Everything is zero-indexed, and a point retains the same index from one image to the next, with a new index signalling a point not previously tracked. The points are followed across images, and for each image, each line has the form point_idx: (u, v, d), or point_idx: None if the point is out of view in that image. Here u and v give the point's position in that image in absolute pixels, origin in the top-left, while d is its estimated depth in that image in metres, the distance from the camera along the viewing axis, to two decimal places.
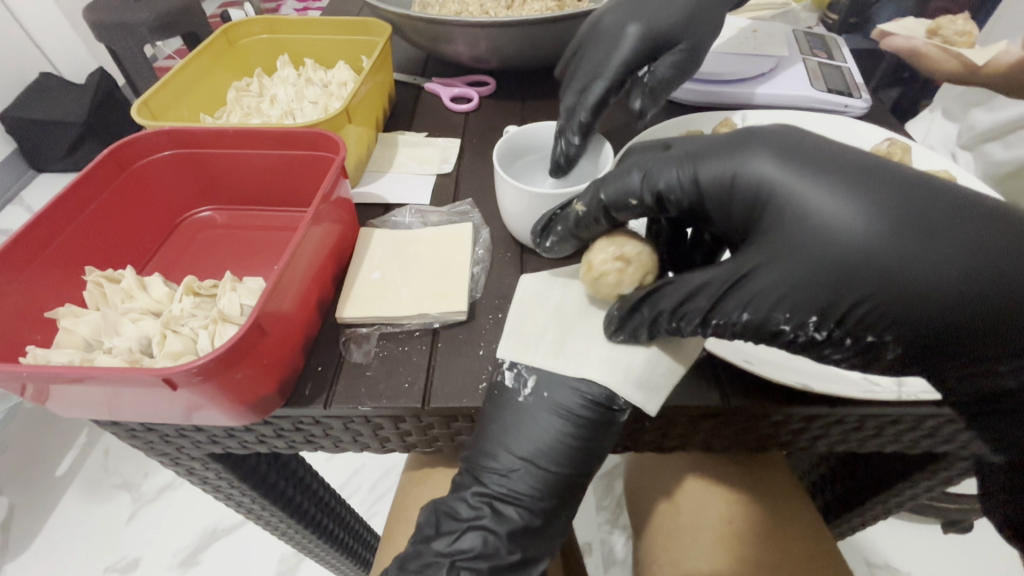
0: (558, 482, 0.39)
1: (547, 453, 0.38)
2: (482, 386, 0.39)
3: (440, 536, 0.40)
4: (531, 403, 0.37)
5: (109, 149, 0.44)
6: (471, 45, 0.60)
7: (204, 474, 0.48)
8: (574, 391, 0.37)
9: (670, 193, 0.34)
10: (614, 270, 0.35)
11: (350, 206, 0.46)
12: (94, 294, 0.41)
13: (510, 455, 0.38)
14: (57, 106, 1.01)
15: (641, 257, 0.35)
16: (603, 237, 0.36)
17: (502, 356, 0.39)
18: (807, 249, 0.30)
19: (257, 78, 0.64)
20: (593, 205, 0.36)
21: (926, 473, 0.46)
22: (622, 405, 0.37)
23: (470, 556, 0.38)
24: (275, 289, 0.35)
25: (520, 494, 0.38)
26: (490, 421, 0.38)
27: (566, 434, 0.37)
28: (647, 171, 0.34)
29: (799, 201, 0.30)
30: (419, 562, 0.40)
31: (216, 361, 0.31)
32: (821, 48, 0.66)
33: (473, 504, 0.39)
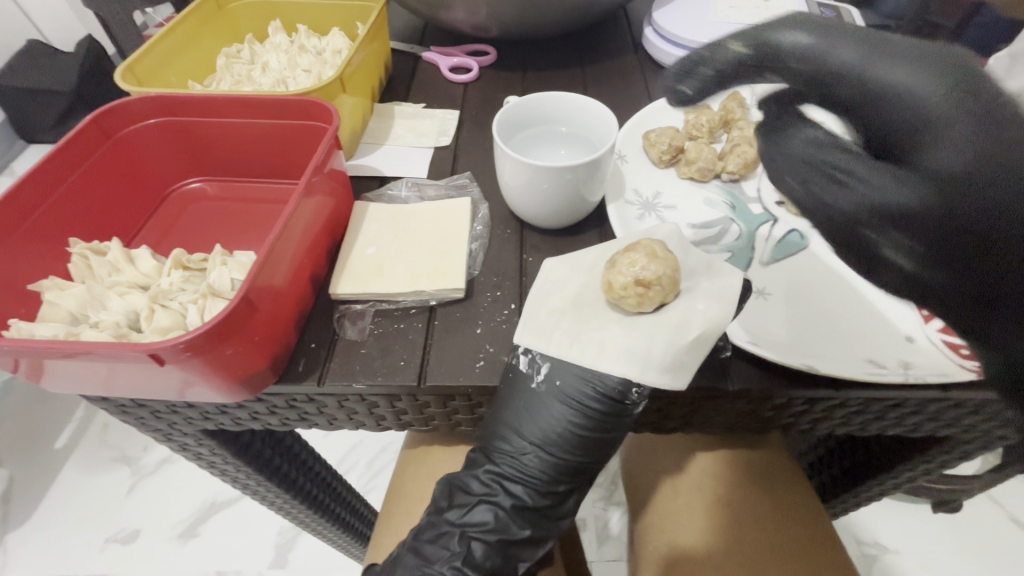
0: (566, 468, 0.39)
1: (560, 436, 0.38)
2: (479, 365, 0.38)
3: (452, 507, 0.41)
4: (543, 391, 0.38)
5: (93, 115, 0.42)
6: (471, 12, 0.58)
7: (197, 450, 0.48)
8: (592, 374, 0.37)
9: (825, 46, 0.29)
10: (658, 286, 0.35)
11: (344, 178, 0.45)
12: (78, 266, 0.39)
13: (522, 438, 0.39)
14: (43, 74, 0.98)
15: (662, 280, 0.35)
16: (626, 253, 0.36)
17: (518, 342, 0.38)
18: (935, 112, 0.26)
19: (248, 44, 0.61)
20: (759, 51, 0.31)
21: (924, 458, 0.46)
22: (635, 398, 0.36)
23: (481, 529, 0.39)
24: (266, 262, 0.34)
25: (531, 476, 0.39)
26: (507, 403, 0.38)
27: (575, 423, 0.38)
28: (836, 37, 0.29)
29: (958, 149, 0.25)
30: (433, 531, 0.41)
31: (204, 337, 0.30)
32: (834, 20, 0.64)
33: (484, 480, 0.40)
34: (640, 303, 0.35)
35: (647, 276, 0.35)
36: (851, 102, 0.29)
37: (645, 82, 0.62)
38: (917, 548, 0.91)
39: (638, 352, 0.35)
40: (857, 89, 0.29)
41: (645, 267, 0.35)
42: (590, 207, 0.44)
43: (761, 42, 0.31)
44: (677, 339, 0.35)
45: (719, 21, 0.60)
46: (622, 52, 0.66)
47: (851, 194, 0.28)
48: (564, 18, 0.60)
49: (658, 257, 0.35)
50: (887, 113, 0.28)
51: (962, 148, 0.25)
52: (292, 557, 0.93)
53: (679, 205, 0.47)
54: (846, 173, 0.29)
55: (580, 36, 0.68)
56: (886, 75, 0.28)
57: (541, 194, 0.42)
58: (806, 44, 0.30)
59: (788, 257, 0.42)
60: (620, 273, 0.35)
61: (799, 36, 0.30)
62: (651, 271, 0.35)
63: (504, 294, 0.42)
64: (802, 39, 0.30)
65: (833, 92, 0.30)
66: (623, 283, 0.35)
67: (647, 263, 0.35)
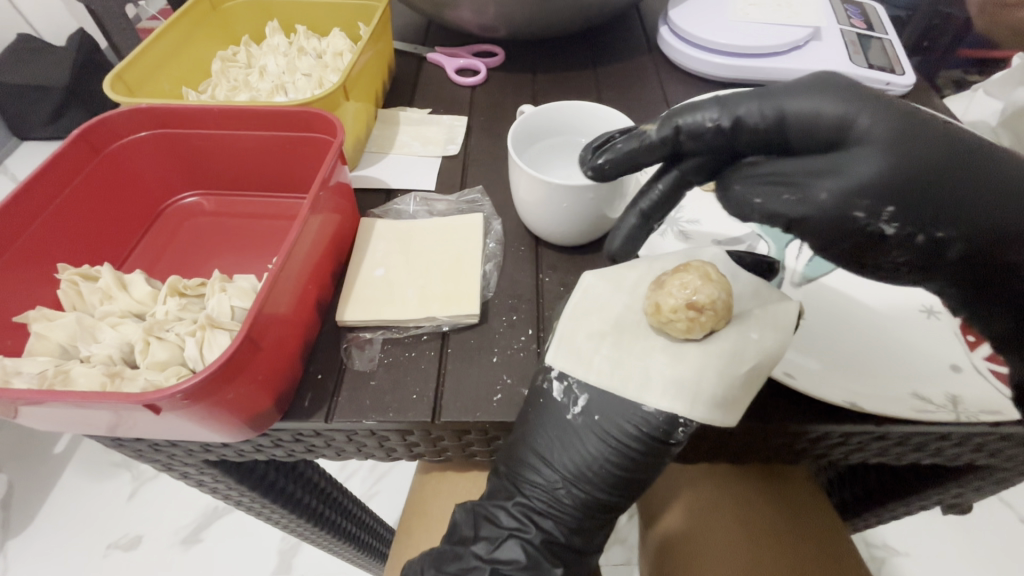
0: (597, 502, 0.37)
1: (595, 473, 0.35)
2: (497, 399, 0.36)
3: (479, 539, 0.39)
4: (578, 423, 0.35)
5: (80, 130, 0.40)
6: (478, 11, 0.55)
7: (199, 478, 0.46)
8: (635, 412, 0.33)
9: (725, 111, 0.32)
10: (711, 312, 0.32)
11: (349, 193, 0.42)
12: (68, 293, 0.37)
13: (555, 471, 0.36)
14: (34, 68, 0.94)
15: (716, 305, 0.32)
16: (675, 276, 0.33)
17: (553, 364, 0.35)
18: (823, 119, 0.30)
19: (244, 47, 0.58)
20: (660, 149, 0.34)
21: (958, 482, 0.44)
22: (679, 438, 0.33)
23: (513, 567, 0.37)
24: (271, 293, 0.32)
25: (562, 508, 0.37)
26: (538, 431, 0.35)
27: (611, 461, 0.35)
28: (722, 103, 0.32)
29: (875, 122, 0.29)
30: (458, 564, 0.39)
31: (203, 383, 0.28)
32: (859, 18, 0.61)
33: (514, 514, 0.38)
34: (689, 330, 0.32)
35: (700, 299, 0.32)
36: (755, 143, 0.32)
37: (661, 84, 0.59)
38: (930, 552, 0.89)
39: (685, 385, 0.32)
40: (762, 122, 0.31)
41: (697, 290, 0.32)
42: (609, 223, 0.41)
43: (675, 126, 0.33)
44: (728, 368, 0.32)
45: (739, 20, 0.57)
46: (635, 51, 0.63)
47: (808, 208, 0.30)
48: (576, 17, 0.58)
49: (712, 280, 0.32)
50: (793, 133, 0.31)
51: (861, 127, 0.29)
52: (296, 563, 0.92)
53: (702, 219, 0.45)
54: (790, 198, 0.31)
55: (592, 34, 0.65)
56: (765, 110, 0.31)
57: (561, 213, 0.40)
58: (692, 124, 0.32)
59: (819, 277, 0.40)
60: (670, 294, 0.32)
61: (711, 112, 0.32)
62: (705, 294, 0.32)
63: (521, 319, 0.40)
64: (716, 116, 0.32)
65: (738, 142, 0.33)
66: (673, 306, 0.32)
67: (701, 286, 0.32)
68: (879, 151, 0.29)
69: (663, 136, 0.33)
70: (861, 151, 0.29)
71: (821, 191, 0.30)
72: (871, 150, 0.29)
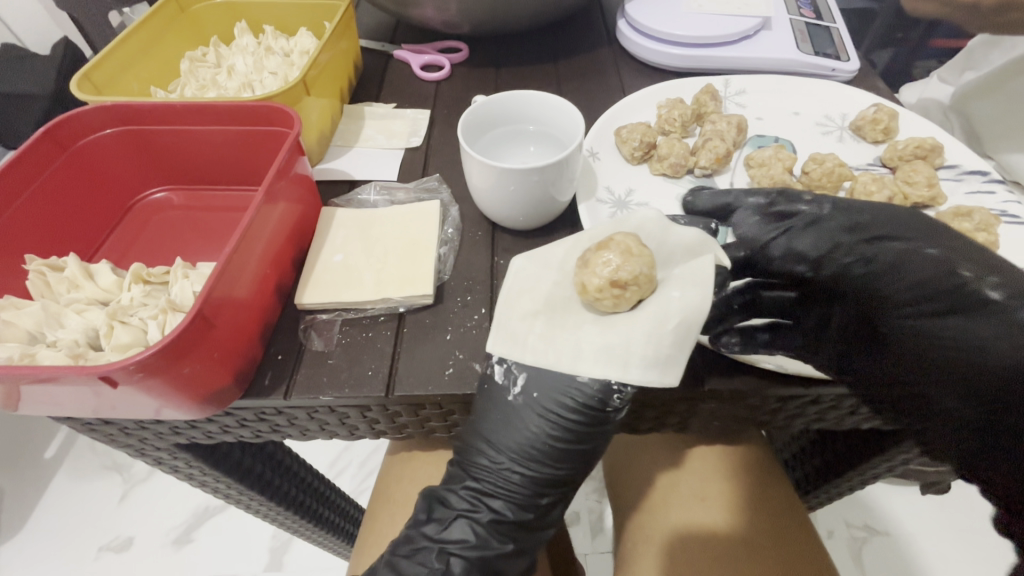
0: (547, 479, 0.40)
1: (539, 447, 0.38)
2: (449, 372, 0.38)
3: (430, 521, 0.41)
4: (520, 403, 0.38)
5: (45, 127, 0.41)
6: (440, 8, 0.57)
7: (174, 463, 0.47)
8: (571, 384, 0.37)
9: (840, 208, 0.37)
10: (634, 287, 0.35)
11: (310, 182, 0.44)
12: (35, 283, 0.38)
13: (500, 452, 0.39)
14: (18, 78, 0.96)
15: (639, 280, 0.34)
16: (598, 253, 0.35)
17: (492, 351, 0.37)
18: (923, 272, 0.34)
19: (213, 46, 0.60)
20: (757, 233, 0.38)
21: (899, 447, 0.46)
22: (616, 405, 0.36)
23: (461, 546, 0.40)
24: (224, 275, 0.33)
25: (512, 489, 0.39)
26: (484, 413, 0.38)
27: (551, 434, 0.38)
28: (829, 206, 0.38)
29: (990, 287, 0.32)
30: (410, 547, 0.41)
31: (158, 357, 0.29)
32: (809, 8, 0.63)
33: (465, 497, 0.40)
34: (616, 304, 0.35)
35: (622, 277, 0.34)
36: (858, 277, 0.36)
37: (620, 75, 0.61)
38: (909, 529, 0.91)
39: (616, 350, 0.35)
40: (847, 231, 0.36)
41: (620, 267, 0.34)
42: (559, 207, 0.43)
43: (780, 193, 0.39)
44: (655, 330, 0.34)
45: (693, 12, 0.59)
46: (597, 44, 0.65)
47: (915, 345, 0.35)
48: (536, 11, 0.59)
49: (633, 255, 0.35)
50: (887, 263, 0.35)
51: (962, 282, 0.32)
52: (287, 560, 0.93)
53: (651, 202, 0.47)
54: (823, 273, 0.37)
55: (555, 30, 0.67)
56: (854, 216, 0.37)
57: (510, 197, 0.42)
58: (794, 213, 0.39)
59: None
60: (595, 273, 0.35)
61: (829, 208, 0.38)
62: (627, 271, 0.34)
63: (475, 299, 0.42)
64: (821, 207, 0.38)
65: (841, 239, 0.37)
66: (599, 285, 0.35)
67: (622, 264, 0.34)
68: (997, 329, 0.32)
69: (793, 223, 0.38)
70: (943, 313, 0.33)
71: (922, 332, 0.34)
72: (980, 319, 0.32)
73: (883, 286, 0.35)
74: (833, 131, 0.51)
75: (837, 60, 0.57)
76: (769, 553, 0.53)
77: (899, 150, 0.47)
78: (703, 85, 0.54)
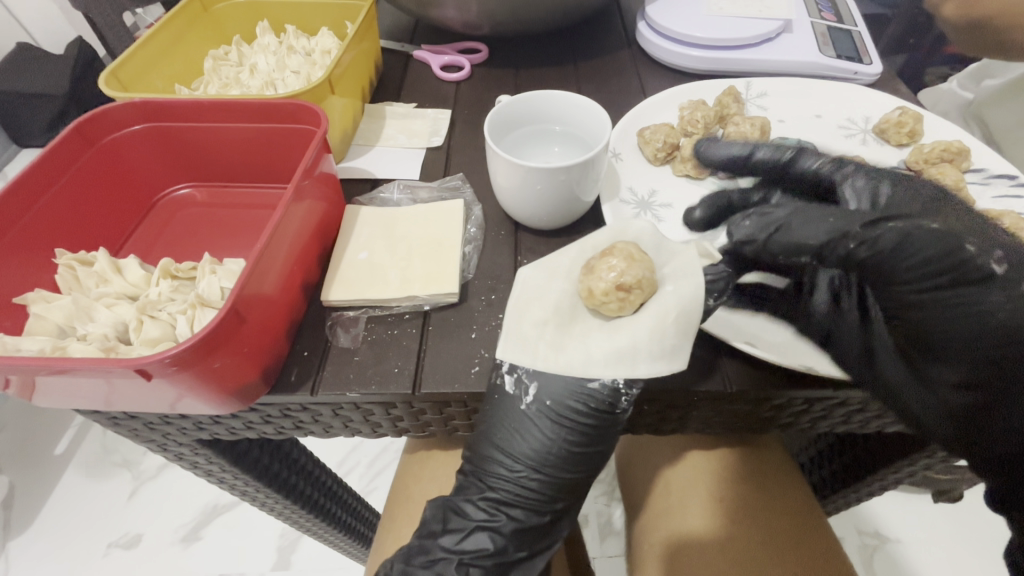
0: (563, 484, 0.40)
1: (555, 454, 0.38)
2: (474, 371, 0.38)
3: (446, 533, 0.41)
4: (531, 411, 0.38)
5: (75, 123, 0.42)
6: (461, 9, 0.57)
7: (194, 459, 0.48)
8: (582, 390, 0.37)
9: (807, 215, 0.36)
10: (638, 290, 0.36)
11: (335, 181, 0.44)
12: (65, 277, 0.39)
13: (516, 461, 0.39)
14: (35, 76, 0.96)
15: (642, 284, 0.36)
16: (600, 264, 0.37)
17: (502, 357, 0.36)
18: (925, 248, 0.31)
19: (235, 46, 0.60)
20: (775, 219, 0.36)
21: (924, 452, 0.46)
22: (625, 407, 0.37)
23: (477, 555, 0.39)
24: (255, 272, 0.33)
25: (526, 496, 0.39)
26: (501, 424, 0.38)
27: (567, 440, 0.38)
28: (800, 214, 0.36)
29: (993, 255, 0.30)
30: (425, 557, 0.40)
31: (191, 352, 0.30)
32: (829, 11, 0.63)
33: (482, 507, 0.40)
34: (621, 307, 0.36)
35: (626, 280, 0.35)
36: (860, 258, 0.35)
37: (639, 77, 0.61)
38: (923, 538, 0.90)
39: (624, 352, 0.35)
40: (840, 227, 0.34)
41: (623, 271, 0.36)
42: (583, 207, 0.43)
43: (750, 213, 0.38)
44: (658, 325, 0.35)
45: (714, 14, 0.59)
46: (615, 47, 0.65)
47: (926, 325, 0.33)
48: (557, 12, 0.59)
49: (635, 261, 0.36)
50: (889, 258, 0.32)
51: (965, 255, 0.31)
52: (295, 559, 0.93)
53: (674, 203, 0.47)
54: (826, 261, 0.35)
55: (573, 32, 0.67)
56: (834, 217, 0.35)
57: (535, 196, 0.42)
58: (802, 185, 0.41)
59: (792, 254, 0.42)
60: (600, 278, 0.36)
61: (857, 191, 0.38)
62: (630, 276, 0.35)
63: (498, 298, 0.41)
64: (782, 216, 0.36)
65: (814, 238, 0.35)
66: (604, 290, 0.36)
67: (625, 268, 0.36)
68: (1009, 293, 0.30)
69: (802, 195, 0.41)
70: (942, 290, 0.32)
71: (928, 309, 0.32)
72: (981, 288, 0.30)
73: (883, 270, 0.33)
74: (856, 134, 0.51)
75: (859, 63, 0.57)
76: (790, 559, 0.53)
77: (925, 153, 0.47)
78: (725, 87, 0.54)
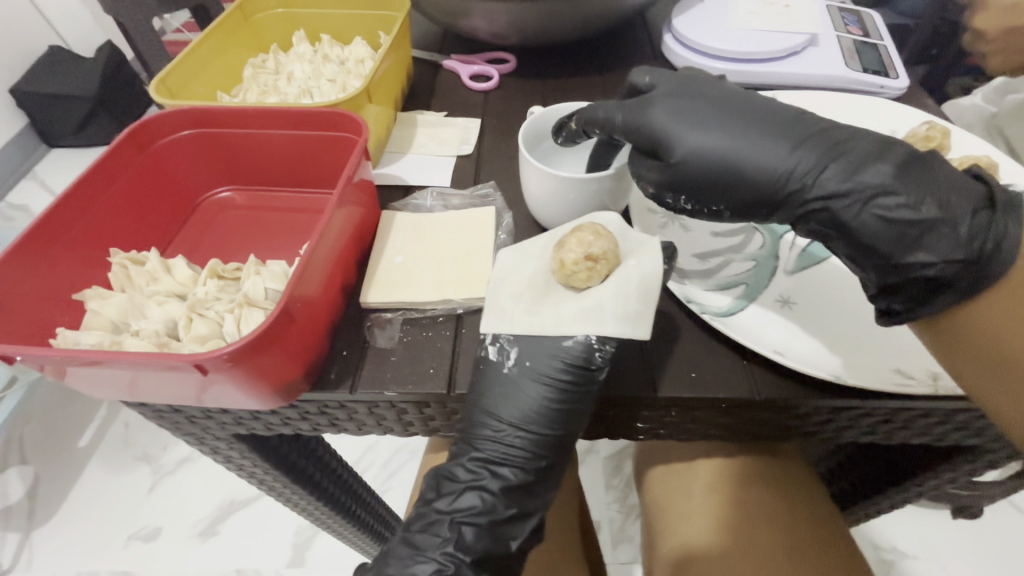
0: (550, 443, 0.39)
1: (538, 413, 0.38)
2: (468, 366, 0.39)
3: (441, 496, 0.40)
4: (515, 373, 0.38)
5: (131, 129, 0.44)
6: (492, 20, 0.59)
7: (228, 453, 0.49)
8: (559, 349, 0.37)
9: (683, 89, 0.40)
10: (605, 260, 0.37)
11: (372, 188, 0.46)
12: (118, 276, 0.41)
13: (501, 421, 0.38)
14: (69, 80, 1.00)
15: (607, 254, 0.37)
16: (570, 235, 0.38)
17: (485, 330, 0.39)
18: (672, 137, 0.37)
19: (273, 54, 0.62)
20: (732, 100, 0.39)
21: (950, 466, 0.46)
22: (599, 363, 0.37)
23: (470, 513, 0.39)
24: (303, 274, 0.35)
25: (513, 454, 0.39)
26: (480, 387, 0.38)
27: (549, 399, 0.38)
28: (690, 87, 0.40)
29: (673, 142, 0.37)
30: (422, 522, 0.40)
31: (245, 348, 0.31)
32: (856, 25, 0.63)
33: (470, 467, 0.39)
34: (589, 278, 0.38)
35: (595, 251, 0.37)
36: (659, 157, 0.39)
37: None
38: (942, 555, 0.89)
39: (591, 312, 0.37)
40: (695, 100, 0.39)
41: (592, 243, 0.37)
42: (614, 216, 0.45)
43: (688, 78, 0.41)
44: (622, 290, 0.37)
45: (739, 27, 0.60)
46: (641, 58, 0.66)
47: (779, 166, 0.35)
48: (585, 24, 0.61)
49: (602, 235, 0.38)
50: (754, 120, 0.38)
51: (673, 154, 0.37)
52: (310, 556, 0.94)
53: None
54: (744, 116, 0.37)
55: (597, 44, 0.69)
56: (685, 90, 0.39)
57: (567, 205, 0.43)
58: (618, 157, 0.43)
59: (817, 262, 0.43)
60: (570, 250, 0.37)
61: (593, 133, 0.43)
62: (598, 247, 0.37)
63: None
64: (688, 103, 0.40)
65: None
66: (574, 260, 0.37)
67: (593, 240, 0.37)
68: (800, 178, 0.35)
69: (654, 125, 0.38)
70: (716, 119, 0.37)
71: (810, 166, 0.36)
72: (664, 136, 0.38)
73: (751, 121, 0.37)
74: None
75: (885, 78, 0.58)
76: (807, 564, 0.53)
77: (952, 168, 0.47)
78: None
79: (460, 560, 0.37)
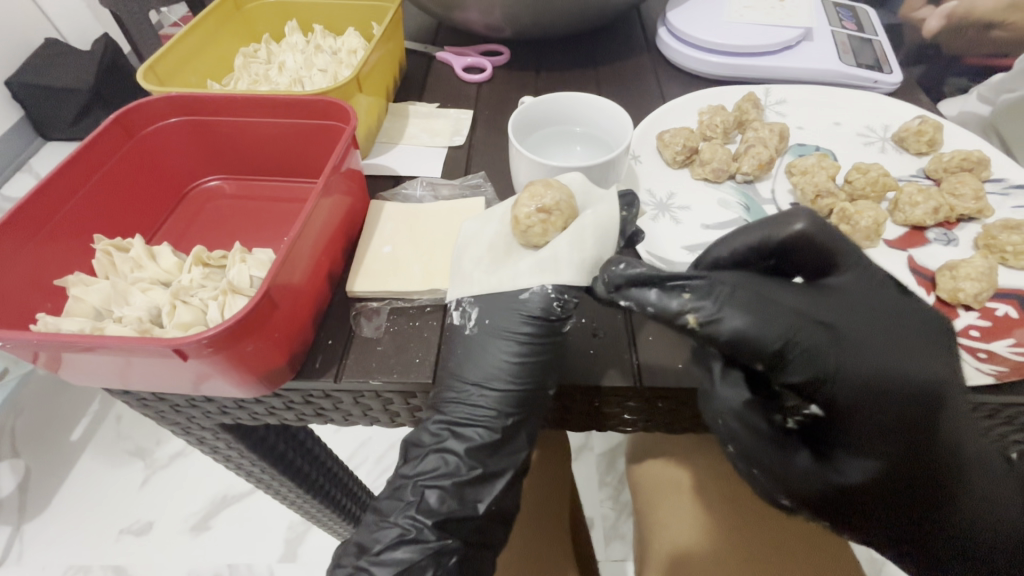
0: (519, 400, 0.38)
1: (501, 370, 0.37)
2: (439, 331, 0.40)
3: (408, 462, 0.39)
4: (477, 333, 0.38)
5: (116, 114, 0.43)
6: (486, 12, 0.59)
7: (214, 444, 0.49)
8: (516, 303, 0.37)
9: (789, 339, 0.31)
10: (558, 211, 0.38)
11: (361, 177, 0.45)
12: (102, 263, 0.40)
13: (464, 380, 0.37)
14: (64, 72, 0.99)
15: (561, 205, 0.38)
16: (524, 193, 0.39)
17: (450, 297, 0.39)
18: (883, 368, 0.32)
19: (265, 44, 0.62)
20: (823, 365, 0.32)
21: None
22: (561, 313, 0.37)
23: (435, 476, 0.37)
24: (286, 261, 0.34)
25: (478, 414, 0.37)
26: (448, 350, 0.38)
27: (512, 354, 0.37)
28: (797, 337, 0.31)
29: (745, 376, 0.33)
30: (390, 487, 0.39)
31: (225, 333, 0.31)
32: (851, 21, 0.63)
33: (434, 430, 0.38)
34: (545, 231, 0.38)
35: (547, 203, 0.38)
36: (794, 373, 0.33)
37: (658, 82, 0.62)
38: None
39: (547, 262, 0.37)
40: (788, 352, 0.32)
41: (544, 196, 0.38)
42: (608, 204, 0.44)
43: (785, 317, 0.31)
44: (578, 238, 0.37)
45: (735, 21, 0.60)
46: (635, 51, 0.66)
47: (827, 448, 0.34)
48: (579, 17, 0.60)
49: (554, 186, 0.38)
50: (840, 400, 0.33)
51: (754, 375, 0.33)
52: (301, 552, 0.94)
53: (693, 205, 0.48)
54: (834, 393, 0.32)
55: (593, 37, 0.68)
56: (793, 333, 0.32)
57: None
58: (824, 241, 0.33)
59: None
60: (523, 206, 0.38)
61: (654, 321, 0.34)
62: (549, 198, 0.38)
63: None
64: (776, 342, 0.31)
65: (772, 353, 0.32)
66: (527, 214, 0.38)
67: (545, 192, 0.38)
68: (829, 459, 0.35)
69: (740, 339, 0.32)
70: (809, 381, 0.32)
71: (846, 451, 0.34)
72: (957, 414, 0.33)
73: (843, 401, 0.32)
74: (875, 142, 0.52)
75: (879, 72, 0.57)
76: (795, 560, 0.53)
77: (944, 162, 0.47)
78: (744, 93, 0.55)
79: (422, 523, 0.36)
